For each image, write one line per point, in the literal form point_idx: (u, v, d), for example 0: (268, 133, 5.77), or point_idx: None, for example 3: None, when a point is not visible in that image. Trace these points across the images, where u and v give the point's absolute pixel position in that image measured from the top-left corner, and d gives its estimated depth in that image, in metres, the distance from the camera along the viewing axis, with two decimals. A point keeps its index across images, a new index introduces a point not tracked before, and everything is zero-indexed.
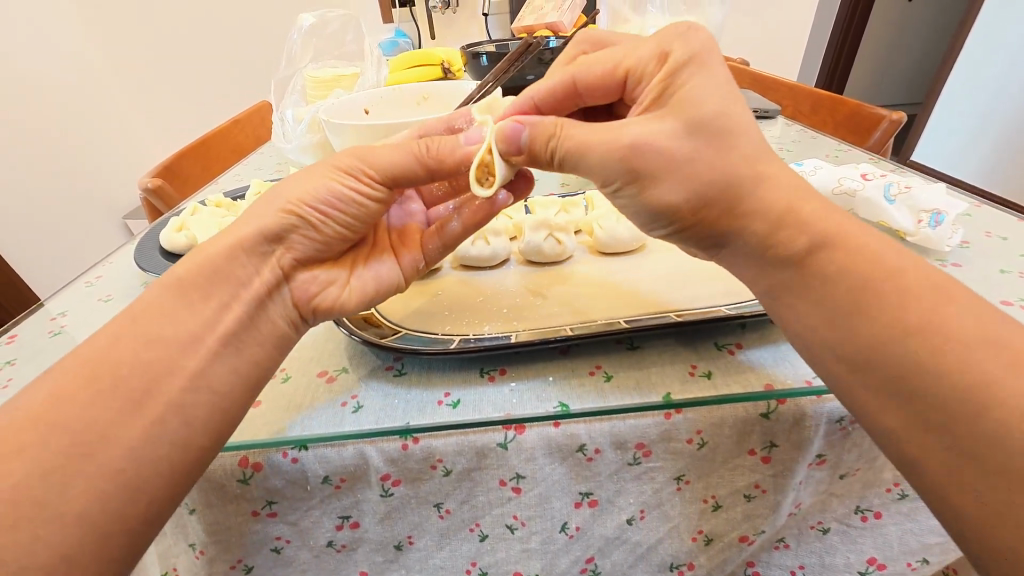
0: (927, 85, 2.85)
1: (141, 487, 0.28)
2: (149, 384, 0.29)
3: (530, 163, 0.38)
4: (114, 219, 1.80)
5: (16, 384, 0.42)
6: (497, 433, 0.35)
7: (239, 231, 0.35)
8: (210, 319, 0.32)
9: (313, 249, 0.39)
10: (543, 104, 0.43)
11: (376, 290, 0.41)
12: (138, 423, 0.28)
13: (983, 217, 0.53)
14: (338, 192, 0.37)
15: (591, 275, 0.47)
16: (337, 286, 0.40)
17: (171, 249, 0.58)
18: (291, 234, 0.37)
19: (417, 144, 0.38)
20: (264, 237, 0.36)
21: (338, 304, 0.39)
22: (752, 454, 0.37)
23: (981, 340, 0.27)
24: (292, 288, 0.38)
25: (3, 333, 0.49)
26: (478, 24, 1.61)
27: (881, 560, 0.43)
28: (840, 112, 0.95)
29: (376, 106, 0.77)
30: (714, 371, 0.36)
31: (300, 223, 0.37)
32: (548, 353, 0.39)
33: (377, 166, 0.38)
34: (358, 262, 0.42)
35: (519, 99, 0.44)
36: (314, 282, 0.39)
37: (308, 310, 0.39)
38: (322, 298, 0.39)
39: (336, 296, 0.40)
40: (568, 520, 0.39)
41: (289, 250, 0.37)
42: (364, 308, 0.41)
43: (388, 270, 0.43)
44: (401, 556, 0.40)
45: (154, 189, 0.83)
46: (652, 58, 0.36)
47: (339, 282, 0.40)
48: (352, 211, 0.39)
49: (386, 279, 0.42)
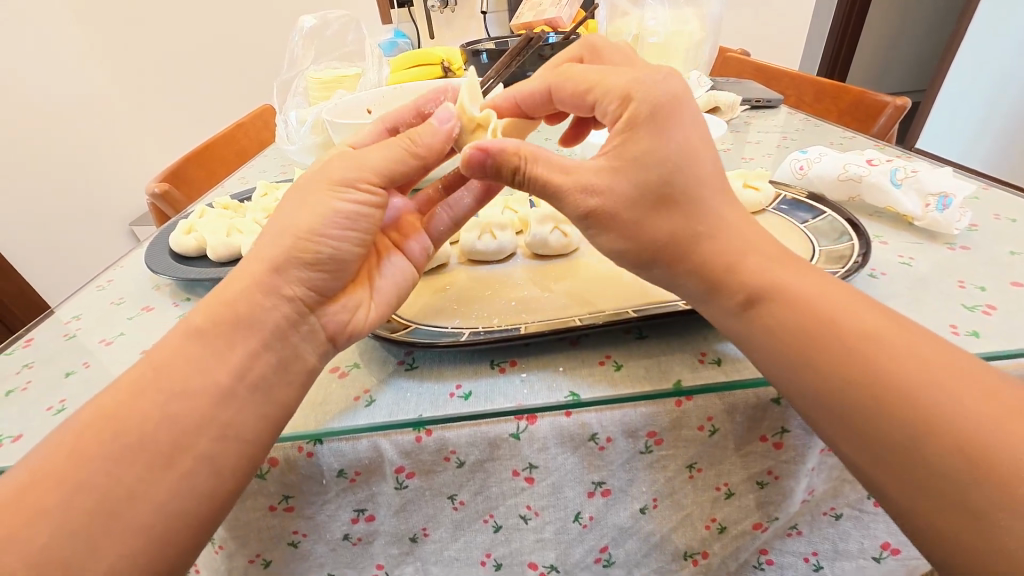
0: (932, 71, 2.82)
1: (159, 522, 0.28)
2: (168, 406, 0.30)
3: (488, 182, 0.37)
4: (122, 226, 1.81)
5: (34, 387, 0.43)
6: (509, 424, 0.35)
7: (250, 272, 0.34)
8: (217, 334, 0.32)
9: (335, 278, 0.37)
10: (523, 104, 0.44)
11: (399, 294, 0.41)
12: (153, 455, 0.28)
13: (991, 200, 0.53)
14: (345, 211, 0.36)
15: (597, 266, 0.47)
16: (364, 306, 0.39)
17: (181, 252, 0.59)
18: (311, 269, 0.35)
19: (401, 138, 0.38)
20: (283, 280, 0.34)
21: (372, 326, 0.39)
22: (764, 440, 0.37)
23: (937, 356, 0.27)
24: (323, 323, 0.37)
25: (19, 338, 0.50)
26: (478, 23, 1.63)
27: (895, 545, 0.43)
28: (844, 101, 0.95)
29: (379, 105, 0.77)
30: (723, 358, 0.36)
31: (314, 255, 0.35)
32: (558, 344, 0.40)
33: (372, 172, 0.37)
34: (373, 273, 0.41)
35: (507, 94, 0.46)
36: (342, 310, 0.38)
37: (343, 338, 0.38)
38: (354, 324, 0.38)
39: (367, 319, 0.39)
40: (581, 510, 0.39)
41: (314, 286, 0.36)
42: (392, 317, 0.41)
43: (406, 275, 0.42)
44: (416, 548, 0.41)
45: (161, 194, 0.84)
46: (614, 99, 0.34)
47: (364, 303, 0.39)
48: (363, 225, 0.37)
49: (404, 279, 0.42)
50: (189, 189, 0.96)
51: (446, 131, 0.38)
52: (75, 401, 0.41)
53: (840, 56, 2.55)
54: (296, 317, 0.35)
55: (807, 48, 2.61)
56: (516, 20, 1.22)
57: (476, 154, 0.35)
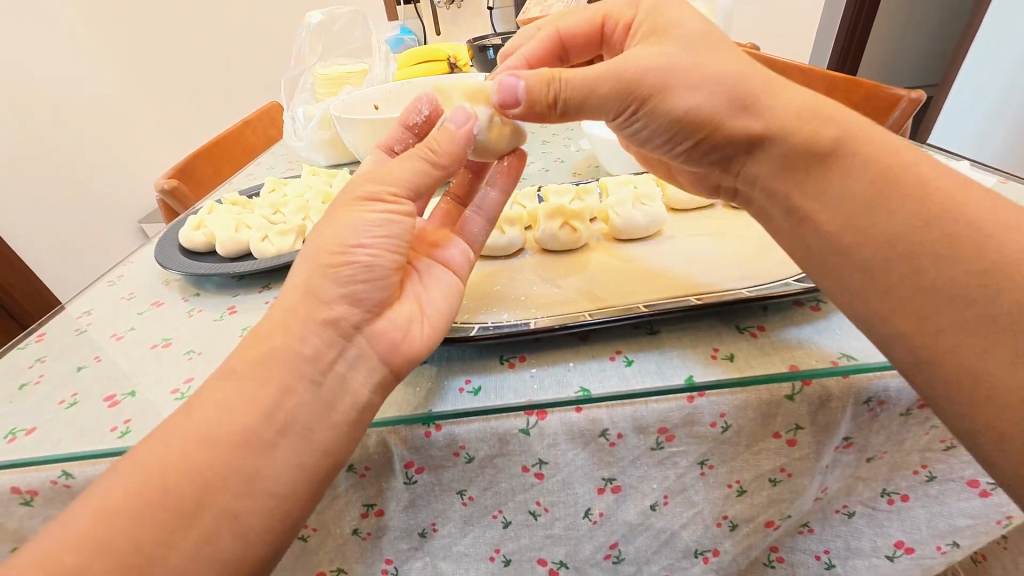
0: (945, 65, 2.76)
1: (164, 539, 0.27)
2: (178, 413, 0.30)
3: (528, 114, 0.39)
4: (130, 223, 1.83)
5: (46, 381, 0.44)
6: (519, 419, 0.35)
7: (285, 301, 0.33)
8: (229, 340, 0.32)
9: (378, 293, 0.35)
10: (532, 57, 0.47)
11: (450, 307, 0.38)
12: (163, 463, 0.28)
13: (1010, 193, 0.52)
14: (375, 220, 0.35)
15: (606, 261, 0.47)
16: (417, 321, 0.37)
17: (190, 248, 0.59)
18: (352, 284, 0.34)
19: (415, 147, 0.37)
20: (319, 304, 0.33)
21: (426, 341, 0.36)
22: (778, 436, 0.37)
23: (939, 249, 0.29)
24: (372, 342, 0.34)
25: (32, 333, 0.50)
26: (484, 20, 1.64)
27: (909, 543, 0.43)
28: (856, 94, 0.93)
29: (386, 100, 0.76)
30: (736, 354, 0.36)
31: (348, 267, 0.33)
32: (568, 340, 0.39)
33: (393, 182, 0.36)
34: (419, 290, 0.38)
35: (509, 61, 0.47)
36: (393, 328, 0.35)
37: (400, 358, 0.35)
38: (410, 342, 0.35)
39: (422, 334, 0.36)
40: (591, 506, 0.39)
41: (356, 305, 0.34)
42: (447, 329, 0.38)
43: (455, 278, 0.40)
44: (425, 543, 0.40)
45: (170, 190, 0.85)
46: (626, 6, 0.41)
47: (415, 319, 0.37)
48: (396, 233, 0.36)
49: (453, 292, 0.39)
50: (197, 186, 0.97)
51: (464, 135, 0.38)
52: (88, 395, 0.41)
53: (850, 51, 2.52)
54: (342, 341, 0.33)
55: (815, 42, 2.56)
56: (522, 15, 1.21)
57: (509, 80, 0.38)
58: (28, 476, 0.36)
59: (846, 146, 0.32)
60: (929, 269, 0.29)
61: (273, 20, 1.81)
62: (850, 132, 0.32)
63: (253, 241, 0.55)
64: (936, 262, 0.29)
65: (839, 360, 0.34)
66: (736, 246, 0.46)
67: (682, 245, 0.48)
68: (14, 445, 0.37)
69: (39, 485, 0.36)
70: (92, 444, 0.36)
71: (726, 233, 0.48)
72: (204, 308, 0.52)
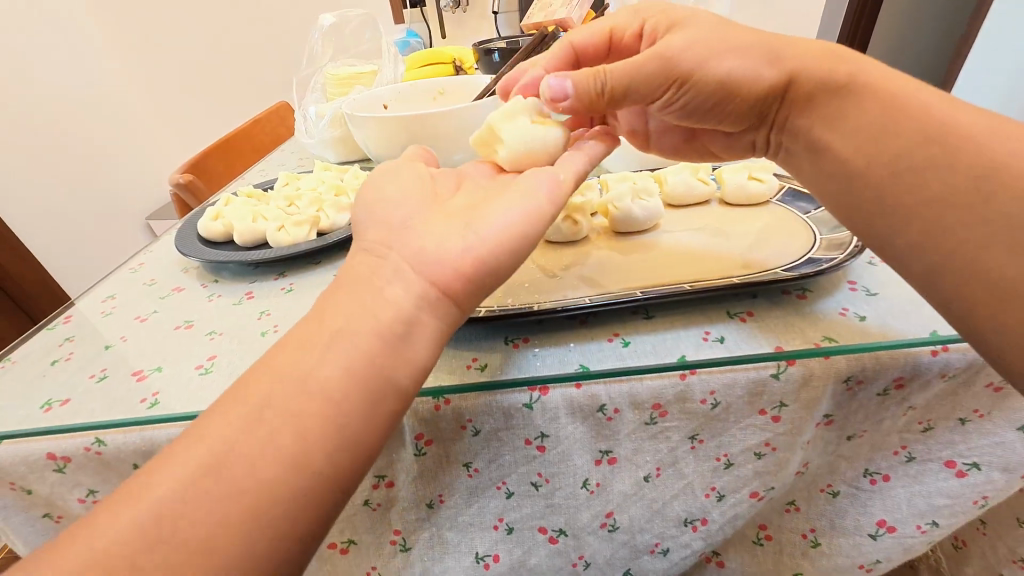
0: None
1: None
2: None
3: (579, 107, 0.42)
4: (138, 219, 1.86)
5: (77, 358, 0.46)
6: (523, 394, 0.37)
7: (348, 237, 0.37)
8: None
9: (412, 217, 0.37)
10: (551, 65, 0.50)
11: (513, 226, 0.35)
12: None
13: None
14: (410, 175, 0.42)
15: (606, 252, 0.50)
16: (460, 234, 0.35)
17: (209, 237, 0.62)
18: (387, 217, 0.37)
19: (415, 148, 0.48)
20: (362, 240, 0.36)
21: (468, 256, 0.34)
22: (763, 414, 0.39)
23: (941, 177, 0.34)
24: (406, 260, 0.34)
25: (59, 314, 0.53)
26: (490, 24, 1.69)
27: (891, 522, 0.45)
28: None
29: (395, 100, 0.80)
30: (726, 336, 0.38)
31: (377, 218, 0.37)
32: (569, 322, 0.42)
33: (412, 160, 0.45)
34: (480, 217, 0.36)
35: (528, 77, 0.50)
36: (435, 244, 0.34)
37: (439, 271, 0.33)
38: (447, 250, 0.34)
39: (465, 246, 0.34)
40: (589, 477, 0.42)
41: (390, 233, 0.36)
42: (508, 253, 0.35)
43: (518, 209, 0.36)
44: (433, 514, 0.43)
45: (185, 184, 0.88)
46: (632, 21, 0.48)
47: (458, 233, 0.35)
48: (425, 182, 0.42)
49: (521, 213, 0.36)
50: (210, 182, 1.00)
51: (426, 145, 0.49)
52: (116, 370, 0.44)
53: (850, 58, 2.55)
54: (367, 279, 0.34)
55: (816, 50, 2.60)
56: (527, 19, 1.25)
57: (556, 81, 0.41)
58: (64, 442, 0.39)
59: (858, 80, 0.38)
60: (926, 182, 0.34)
61: (282, 22, 1.85)
62: (860, 73, 0.38)
63: (270, 231, 0.58)
64: (934, 171, 0.34)
65: (821, 342, 0.37)
66: (729, 238, 0.48)
67: (679, 238, 0.50)
68: (51, 414, 0.40)
69: (73, 451, 0.39)
70: (125, 413, 0.39)
71: (721, 228, 0.50)
72: (222, 293, 0.55)
